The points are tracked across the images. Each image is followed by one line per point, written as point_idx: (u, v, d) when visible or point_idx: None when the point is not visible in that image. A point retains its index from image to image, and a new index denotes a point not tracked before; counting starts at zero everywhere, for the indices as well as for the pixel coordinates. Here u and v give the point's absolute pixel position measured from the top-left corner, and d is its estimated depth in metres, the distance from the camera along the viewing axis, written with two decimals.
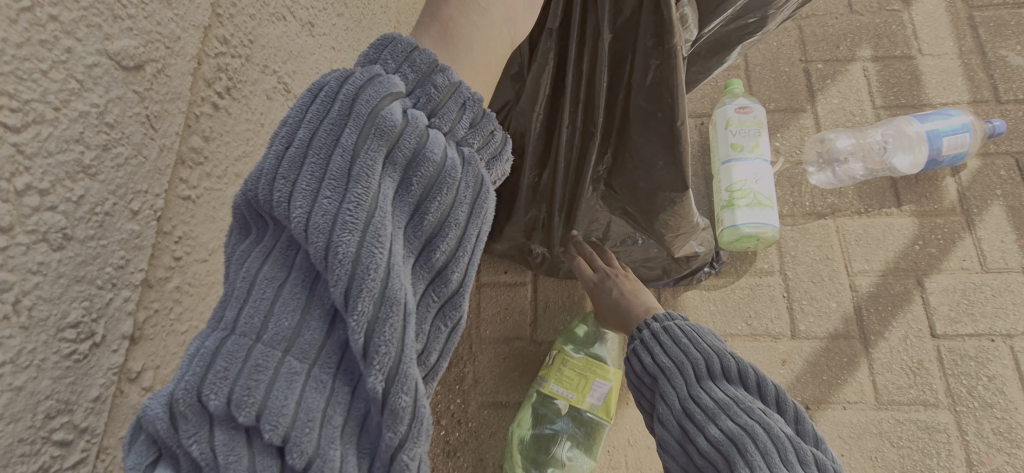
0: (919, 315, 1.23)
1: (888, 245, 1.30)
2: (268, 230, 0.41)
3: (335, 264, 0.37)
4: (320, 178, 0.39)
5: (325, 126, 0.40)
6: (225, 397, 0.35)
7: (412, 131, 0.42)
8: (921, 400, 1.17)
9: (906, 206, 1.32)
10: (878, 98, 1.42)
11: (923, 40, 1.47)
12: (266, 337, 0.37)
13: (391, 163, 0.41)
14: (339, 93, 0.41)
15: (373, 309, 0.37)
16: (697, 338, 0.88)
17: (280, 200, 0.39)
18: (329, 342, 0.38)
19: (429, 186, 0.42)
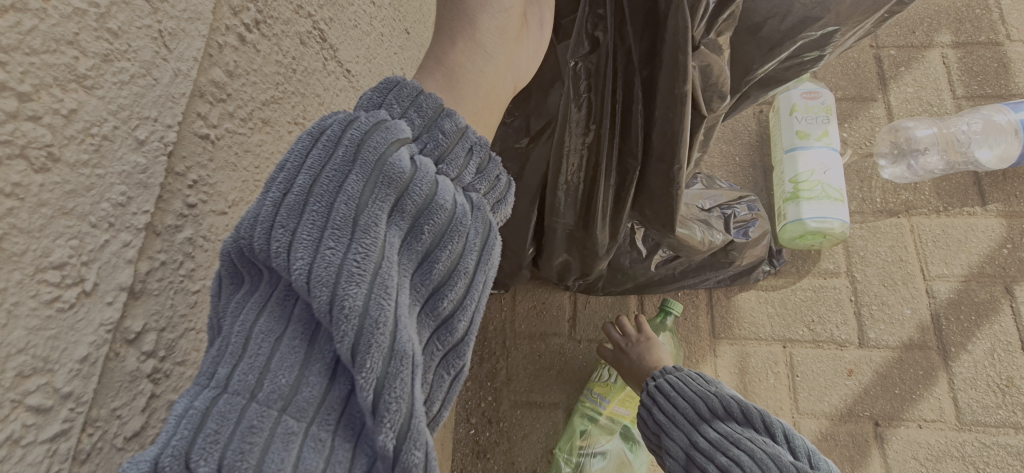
0: (1008, 327, 1.10)
1: (972, 248, 1.17)
2: (256, 281, 0.34)
3: (339, 324, 0.30)
4: (322, 222, 0.32)
5: (326, 172, 0.33)
6: (215, 466, 0.27)
7: (424, 177, 0.35)
8: (1010, 422, 1.04)
9: (991, 205, 1.19)
10: (959, 87, 1.29)
11: (1011, 26, 1.34)
12: (259, 396, 0.30)
13: (402, 208, 0.34)
14: (344, 131, 0.34)
15: (383, 369, 0.30)
16: (686, 379, 0.86)
17: (270, 250, 0.32)
18: (328, 410, 0.31)
19: (441, 235, 0.35)
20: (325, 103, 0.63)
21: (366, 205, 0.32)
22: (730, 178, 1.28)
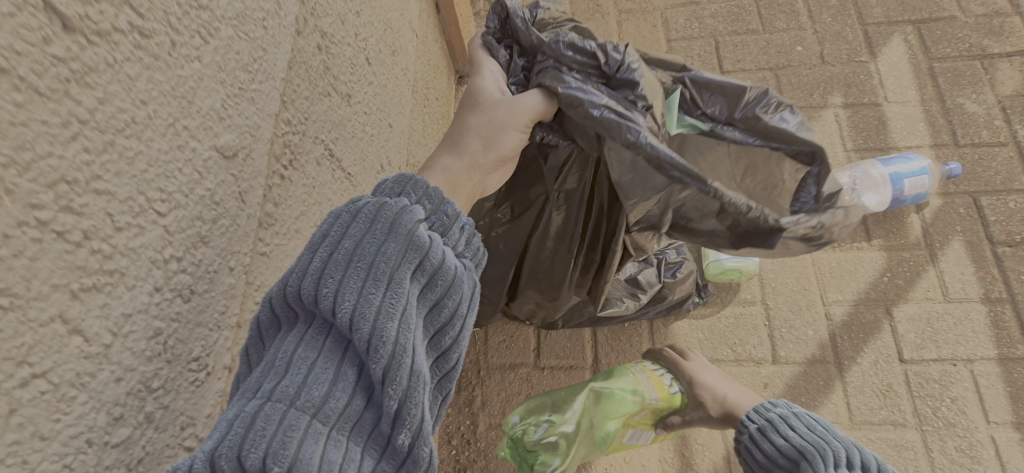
0: (888, 342, 1.35)
1: (860, 277, 1.42)
2: (305, 318, 0.49)
3: (375, 348, 0.46)
4: (365, 279, 0.48)
5: (370, 243, 0.50)
6: (265, 451, 0.40)
7: (437, 248, 0.53)
8: (890, 420, 1.28)
9: (875, 240, 1.45)
10: (849, 142, 1.56)
11: (888, 89, 1.61)
12: (298, 403, 0.43)
13: (418, 270, 0.51)
14: (382, 217, 0.52)
15: (406, 381, 0.46)
16: (824, 428, 0.94)
17: (328, 296, 0.47)
18: (354, 410, 0.46)
19: (445, 290, 0.53)
20: (334, 203, 0.82)
21: (398, 266, 0.49)
22: None
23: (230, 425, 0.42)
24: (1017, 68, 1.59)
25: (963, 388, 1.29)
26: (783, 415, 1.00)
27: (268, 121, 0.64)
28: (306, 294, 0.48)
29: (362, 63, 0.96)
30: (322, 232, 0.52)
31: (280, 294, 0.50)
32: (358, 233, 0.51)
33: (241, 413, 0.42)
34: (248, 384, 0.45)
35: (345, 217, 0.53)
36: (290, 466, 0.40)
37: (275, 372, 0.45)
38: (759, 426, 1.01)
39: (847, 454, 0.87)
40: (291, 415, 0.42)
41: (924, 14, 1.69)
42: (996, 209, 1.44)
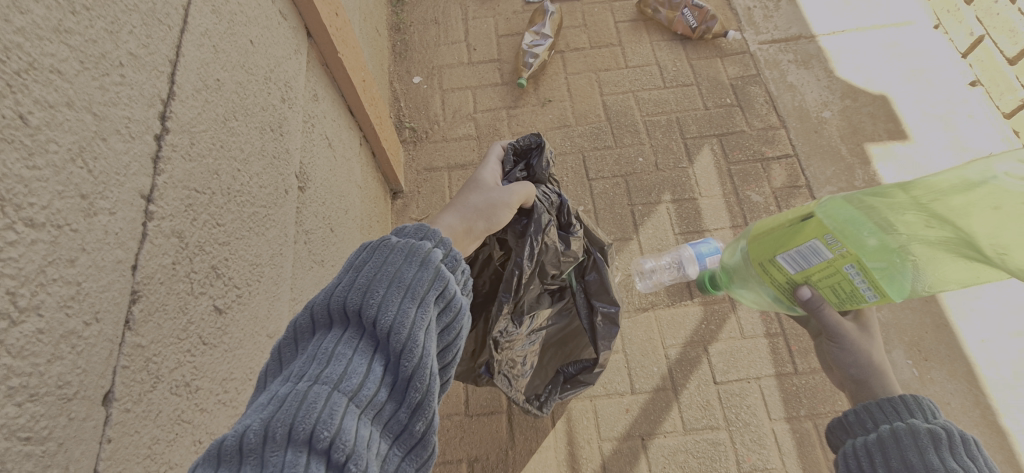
0: (706, 370, 1.96)
1: (687, 325, 2.04)
2: (348, 324, 0.68)
3: (407, 349, 0.65)
4: (403, 298, 0.68)
5: (404, 272, 0.71)
6: (321, 415, 0.57)
7: (452, 284, 0.74)
8: (709, 425, 1.88)
9: (696, 298, 2.08)
10: (677, 228, 2.20)
11: (701, 187, 2.27)
12: (341, 387, 0.61)
13: (438, 298, 0.72)
14: (417, 253, 0.74)
15: (427, 381, 0.66)
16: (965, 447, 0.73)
17: (374, 306, 0.67)
18: (379, 399, 0.63)
19: (454, 318, 0.74)
20: None
21: (425, 293, 0.70)
22: None
23: (284, 402, 0.58)
24: (785, 167, 2.29)
25: (754, 397, 1.91)
26: (967, 440, 0.74)
27: (285, 305, 1.14)
28: (354, 304, 0.68)
29: (328, 234, 1.48)
30: (364, 260, 0.73)
31: (332, 305, 0.69)
32: (395, 264, 0.72)
33: (297, 390, 0.59)
34: (299, 372, 0.62)
35: (383, 251, 0.73)
36: (334, 433, 0.56)
37: (323, 364, 0.63)
38: (924, 432, 0.76)
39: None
40: (335, 395, 0.59)
41: (724, 128, 2.39)
42: None
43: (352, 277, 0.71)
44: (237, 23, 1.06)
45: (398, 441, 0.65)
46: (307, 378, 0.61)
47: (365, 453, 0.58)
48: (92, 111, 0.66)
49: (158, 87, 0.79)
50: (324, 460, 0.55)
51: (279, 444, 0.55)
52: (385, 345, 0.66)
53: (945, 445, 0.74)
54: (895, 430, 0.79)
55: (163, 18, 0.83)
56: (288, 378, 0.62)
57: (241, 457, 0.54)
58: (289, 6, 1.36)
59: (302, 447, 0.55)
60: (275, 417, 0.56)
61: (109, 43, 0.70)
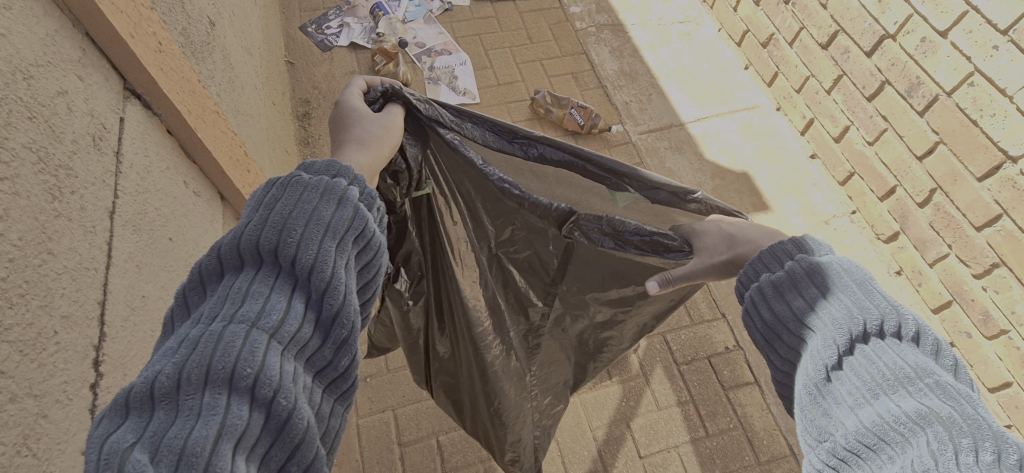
0: (630, 447, 2.11)
1: (609, 405, 2.19)
2: (266, 264, 0.69)
3: (329, 287, 0.68)
4: (323, 237, 0.70)
5: (322, 209, 0.72)
6: (240, 356, 0.58)
7: (371, 222, 0.76)
8: None
9: (615, 377, 2.26)
10: None
11: None
12: (259, 326, 0.62)
13: (358, 239, 0.74)
14: (337, 190, 0.75)
15: (352, 317, 0.69)
16: (825, 274, 0.81)
17: (293, 245, 0.69)
18: (304, 335, 0.65)
19: (375, 255, 0.77)
20: None
21: (344, 232, 0.72)
22: None
23: (199, 344, 0.59)
24: None
25: (676, 466, 2.07)
26: (812, 270, 0.83)
27: None
28: (272, 244, 0.69)
29: None
30: (277, 197, 0.73)
31: (245, 245, 0.69)
32: (312, 203, 0.73)
33: (213, 331, 0.60)
34: (215, 314, 0.63)
35: (298, 188, 0.74)
36: (258, 370, 0.58)
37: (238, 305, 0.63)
38: (772, 282, 0.87)
39: (877, 319, 0.72)
40: (255, 332, 0.61)
41: None
42: (677, 341, 2.35)
43: (268, 216, 0.71)
44: (156, 228, 1.13)
45: (320, 376, 0.68)
46: (222, 318, 0.62)
47: (290, 388, 0.60)
48: (34, 392, 0.71)
49: (90, 335, 0.85)
50: (246, 398, 0.57)
51: (195, 386, 0.56)
52: (307, 282, 0.68)
53: (798, 284, 0.83)
54: (754, 292, 0.89)
55: (90, 264, 0.89)
56: (199, 320, 0.63)
57: (153, 402, 0.55)
58: (203, 181, 1.43)
59: (220, 388, 0.56)
60: (191, 360, 0.57)
61: (44, 318, 0.76)
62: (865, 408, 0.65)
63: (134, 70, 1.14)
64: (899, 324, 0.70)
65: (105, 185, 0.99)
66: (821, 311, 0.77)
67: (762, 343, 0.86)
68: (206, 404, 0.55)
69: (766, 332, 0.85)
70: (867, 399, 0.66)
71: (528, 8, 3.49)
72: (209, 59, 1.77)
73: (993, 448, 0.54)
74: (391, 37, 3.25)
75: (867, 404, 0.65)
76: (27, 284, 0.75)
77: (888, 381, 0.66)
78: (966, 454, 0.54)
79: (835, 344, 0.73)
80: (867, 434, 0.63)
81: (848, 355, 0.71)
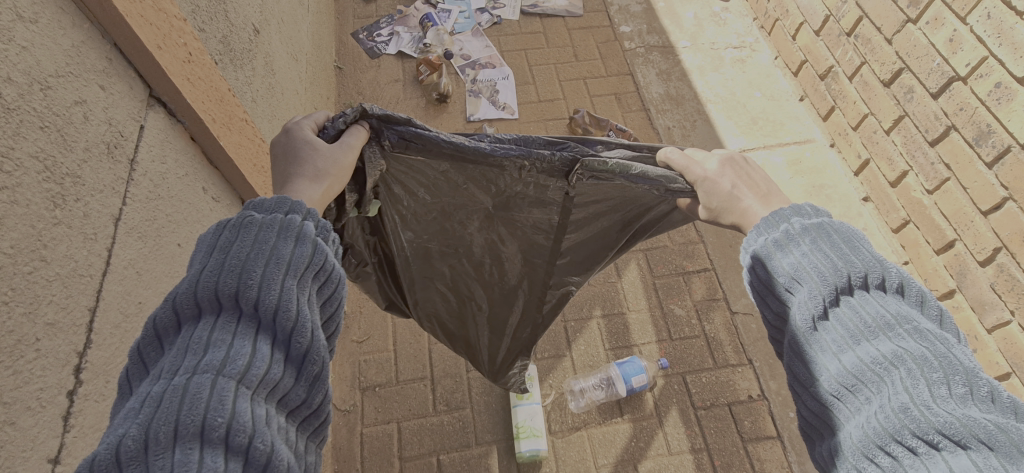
0: None
1: (616, 444, 2.10)
2: (226, 310, 0.68)
3: (297, 327, 0.68)
4: (284, 276, 0.70)
5: (280, 247, 0.73)
6: (207, 406, 0.58)
7: (328, 257, 0.78)
8: None
9: (626, 414, 2.16)
10: (606, 344, 2.32)
11: (629, 301, 2.43)
12: (223, 373, 0.61)
13: (318, 275, 0.75)
14: (292, 228, 0.76)
15: (320, 353, 0.71)
16: (827, 228, 0.87)
17: (254, 287, 0.68)
18: (272, 377, 0.65)
19: (335, 289, 0.79)
20: None
21: (304, 271, 0.73)
22: (488, 422, 2.15)
23: (163, 400, 0.58)
24: (704, 280, 2.49)
25: None
26: (811, 226, 0.88)
27: None
28: (230, 288, 0.68)
29: None
30: (229, 239, 0.73)
31: (204, 292, 0.68)
32: (270, 242, 0.73)
33: (177, 384, 0.59)
34: (174, 368, 0.62)
35: (252, 229, 0.74)
36: (229, 418, 0.58)
37: (199, 354, 0.63)
38: (768, 243, 0.91)
39: (860, 272, 0.81)
40: (221, 380, 0.61)
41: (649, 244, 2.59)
42: (696, 384, 2.23)
43: (223, 261, 0.70)
44: (164, 235, 1.16)
45: (293, 415, 0.69)
46: (185, 370, 0.61)
47: (264, 431, 0.60)
48: (3, 399, 0.73)
49: (74, 342, 0.87)
50: (220, 449, 0.56)
51: (166, 444, 0.55)
52: (272, 325, 0.68)
53: (790, 240, 0.89)
54: (751, 253, 0.93)
55: (84, 271, 0.91)
56: (161, 376, 0.62)
57: (119, 467, 0.54)
58: (224, 187, 1.46)
59: (191, 442, 0.56)
60: (155, 418, 0.56)
61: (25, 325, 0.79)
62: (849, 353, 0.77)
63: (159, 80, 1.18)
64: (882, 277, 0.80)
65: (114, 193, 1.02)
66: (807, 266, 0.84)
67: (751, 294, 0.94)
68: (177, 459, 0.54)
69: (755, 288, 0.93)
70: (851, 346, 0.77)
71: (577, 25, 3.44)
72: (249, 66, 1.82)
73: (964, 383, 0.68)
74: (438, 48, 3.28)
75: (851, 350, 0.77)
76: (13, 292, 0.77)
77: (870, 329, 0.77)
78: (938, 389, 0.68)
79: (823, 299, 0.81)
80: (850, 379, 0.75)
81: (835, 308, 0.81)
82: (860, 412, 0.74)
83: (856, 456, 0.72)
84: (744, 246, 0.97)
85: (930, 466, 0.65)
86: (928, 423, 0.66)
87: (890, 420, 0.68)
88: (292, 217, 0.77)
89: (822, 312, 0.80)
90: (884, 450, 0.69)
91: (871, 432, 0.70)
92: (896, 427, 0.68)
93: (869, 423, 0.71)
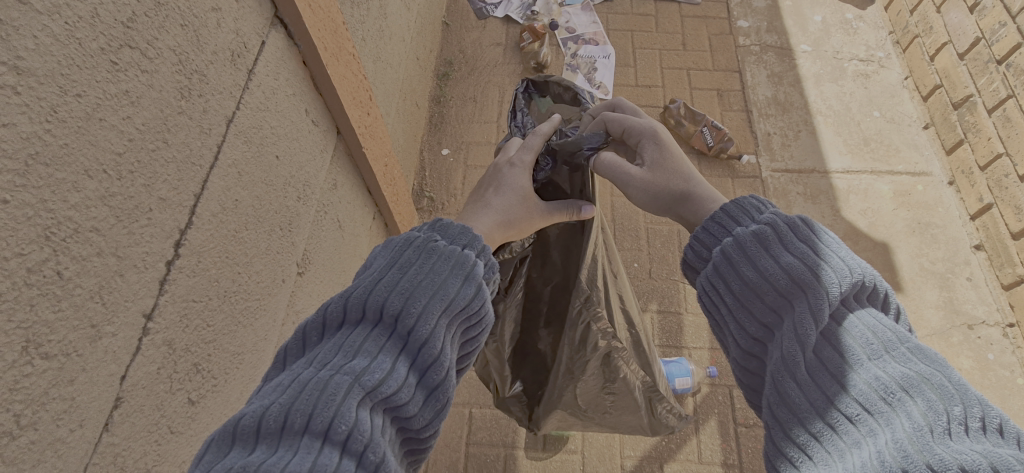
0: None
1: (647, 439, 2.08)
2: (382, 324, 0.70)
3: (435, 362, 0.69)
4: (442, 313, 0.71)
5: (447, 282, 0.75)
6: (338, 406, 0.59)
7: (483, 305, 0.78)
8: None
9: None
10: (656, 339, 2.27)
11: (689, 302, 2.36)
12: (362, 381, 0.62)
13: (469, 318, 0.77)
14: (466, 268, 0.77)
15: (445, 390, 0.70)
16: (814, 237, 0.83)
17: (415, 313, 0.70)
18: (401, 397, 0.65)
19: (474, 334, 0.79)
20: None
21: (460, 310, 0.74)
22: None
23: (306, 389, 0.60)
24: None
25: None
26: (790, 225, 0.85)
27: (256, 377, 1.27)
28: (394, 308, 0.70)
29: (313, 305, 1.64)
30: (407, 260, 0.76)
31: (373, 302, 0.71)
32: (443, 276, 0.75)
33: (321, 379, 0.61)
34: (328, 362, 0.64)
35: (430, 256, 0.77)
36: (351, 426, 0.58)
37: (351, 358, 0.65)
38: (752, 236, 0.86)
39: (858, 280, 0.76)
40: (356, 386, 0.61)
41: None
42: (743, 400, 2.15)
43: (399, 279, 0.74)
44: (266, 144, 1.25)
45: (401, 432, 0.68)
46: (333, 367, 0.63)
47: (378, 443, 0.60)
48: (117, 253, 0.84)
49: (179, 219, 0.97)
50: (338, 448, 0.56)
51: (296, 433, 0.57)
52: (415, 349, 0.69)
53: (782, 241, 0.83)
54: (726, 244, 0.89)
55: (197, 160, 1.02)
56: (312, 364, 0.65)
57: (256, 437, 0.57)
58: (324, 113, 1.56)
59: (317, 435, 0.56)
60: (296, 406, 0.58)
61: (143, 194, 0.89)
62: (852, 373, 0.68)
63: (285, 3, 1.28)
64: (875, 287, 0.76)
65: (230, 97, 1.12)
66: (802, 267, 0.78)
67: (730, 301, 0.86)
68: (299, 447, 0.55)
69: (736, 291, 0.85)
70: (853, 367, 0.68)
71: (691, 13, 3.30)
72: (364, 5, 1.91)
73: (981, 416, 0.59)
74: (545, 17, 3.30)
75: (852, 370, 0.68)
76: (138, 164, 0.88)
77: (872, 348, 0.69)
78: (960, 424, 0.58)
79: (823, 308, 0.74)
80: (854, 405, 0.65)
81: (831, 325, 0.73)
82: (859, 445, 0.63)
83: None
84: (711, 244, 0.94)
85: None
86: (951, 456, 0.55)
87: (899, 443, 0.58)
88: (466, 255, 0.79)
89: (821, 324, 0.73)
90: None
91: (876, 465, 0.58)
92: (916, 463, 0.56)
93: (880, 456, 0.59)
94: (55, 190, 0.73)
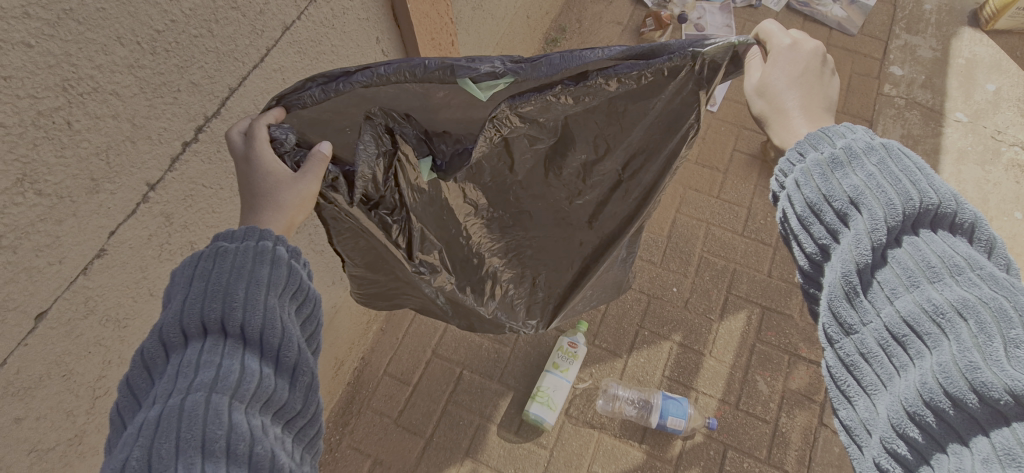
0: None
1: (620, 463, 2.01)
2: (210, 335, 0.70)
3: (281, 345, 0.71)
4: (265, 295, 0.73)
5: (263, 271, 0.75)
6: (202, 423, 0.60)
7: (301, 283, 0.80)
8: None
9: (644, 443, 2.03)
10: (667, 370, 2.16)
11: (716, 346, 2.20)
12: (214, 391, 0.63)
13: (295, 295, 0.79)
14: (265, 253, 0.77)
15: (306, 365, 0.73)
16: (896, 154, 0.74)
17: (238, 308, 0.71)
18: (264, 391, 0.67)
19: (311, 312, 0.81)
20: None
21: (284, 290, 0.76)
22: (520, 369, 2.18)
23: (158, 425, 0.60)
24: (811, 371, 2.15)
25: None
26: (868, 147, 0.76)
27: None
28: (215, 317, 0.70)
29: None
30: (206, 267, 0.75)
31: (191, 317, 0.71)
32: (257, 267, 0.75)
33: (172, 406, 0.61)
34: (167, 392, 0.64)
35: (241, 253, 0.77)
36: (224, 434, 0.60)
37: (185, 378, 0.65)
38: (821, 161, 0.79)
39: (933, 202, 0.69)
40: (214, 397, 0.63)
41: (773, 303, 2.28)
42: (735, 463, 2.00)
43: (205, 288, 0.73)
44: (321, 60, 1.28)
45: (290, 425, 0.71)
46: (179, 391, 0.63)
47: (262, 439, 0.63)
48: (134, 121, 0.90)
49: (206, 106, 1.02)
50: (221, 460, 0.59)
51: (166, 463, 0.57)
52: (258, 343, 0.70)
53: (848, 162, 0.76)
54: (796, 174, 0.81)
55: (240, 56, 1.06)
56: (156, 400, 0.64)
57: None
58: (397, 46, 1.56)
59: (193, 458, 0.58)
60: (155, 443, 0.58)
61: (175, 74, 0.94)
62: (906, 299, 0.66)
63: None
64: (957, 212, 0.69)
65: (293, 5, 1.14)
66: (871, 189, 0.72)
67: (786, 222, 0.82)
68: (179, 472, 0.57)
69: (792, 213, 0.81)
70: (907, 289, 0.67)
71: (841, 43, 2.92)
72: None
73: None
74: (676, 7, 3.09)
75: (906, 293, 0.67)
76: (175, 45, 0.92)
77: (933, 268, 0.66)
78: (1016, 348, 0.58)
79: (885, 230, 0.69)
80: (902, 327, 0.66)
81: (893, 244, 0.70)
82: (905, 370, 0.65)
83: (897, 419, 0.65)
84: (784, 169, 0.84)
85: (993, 434, 0.58)
86: (1000, 382, 0.57)
87: (950, 378, 0.60)
88: (263, 242, 0.79)
89: (880, 245, 0.69)
90: (929, 405, 0.61)
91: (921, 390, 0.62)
92: (959, 387, 0.59)
93: (922, 381, 0.62)
94: (82, 49, 0.79)
